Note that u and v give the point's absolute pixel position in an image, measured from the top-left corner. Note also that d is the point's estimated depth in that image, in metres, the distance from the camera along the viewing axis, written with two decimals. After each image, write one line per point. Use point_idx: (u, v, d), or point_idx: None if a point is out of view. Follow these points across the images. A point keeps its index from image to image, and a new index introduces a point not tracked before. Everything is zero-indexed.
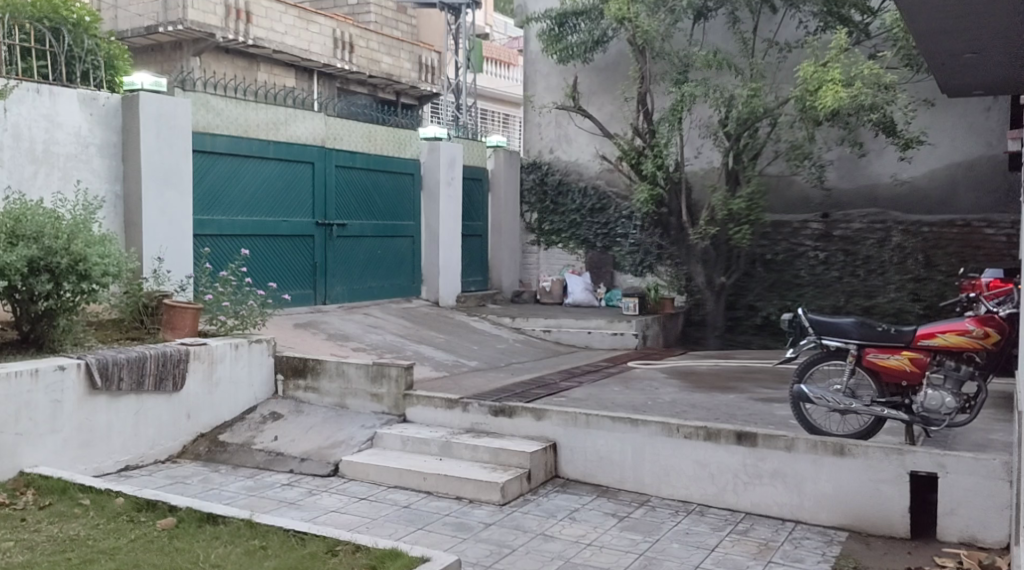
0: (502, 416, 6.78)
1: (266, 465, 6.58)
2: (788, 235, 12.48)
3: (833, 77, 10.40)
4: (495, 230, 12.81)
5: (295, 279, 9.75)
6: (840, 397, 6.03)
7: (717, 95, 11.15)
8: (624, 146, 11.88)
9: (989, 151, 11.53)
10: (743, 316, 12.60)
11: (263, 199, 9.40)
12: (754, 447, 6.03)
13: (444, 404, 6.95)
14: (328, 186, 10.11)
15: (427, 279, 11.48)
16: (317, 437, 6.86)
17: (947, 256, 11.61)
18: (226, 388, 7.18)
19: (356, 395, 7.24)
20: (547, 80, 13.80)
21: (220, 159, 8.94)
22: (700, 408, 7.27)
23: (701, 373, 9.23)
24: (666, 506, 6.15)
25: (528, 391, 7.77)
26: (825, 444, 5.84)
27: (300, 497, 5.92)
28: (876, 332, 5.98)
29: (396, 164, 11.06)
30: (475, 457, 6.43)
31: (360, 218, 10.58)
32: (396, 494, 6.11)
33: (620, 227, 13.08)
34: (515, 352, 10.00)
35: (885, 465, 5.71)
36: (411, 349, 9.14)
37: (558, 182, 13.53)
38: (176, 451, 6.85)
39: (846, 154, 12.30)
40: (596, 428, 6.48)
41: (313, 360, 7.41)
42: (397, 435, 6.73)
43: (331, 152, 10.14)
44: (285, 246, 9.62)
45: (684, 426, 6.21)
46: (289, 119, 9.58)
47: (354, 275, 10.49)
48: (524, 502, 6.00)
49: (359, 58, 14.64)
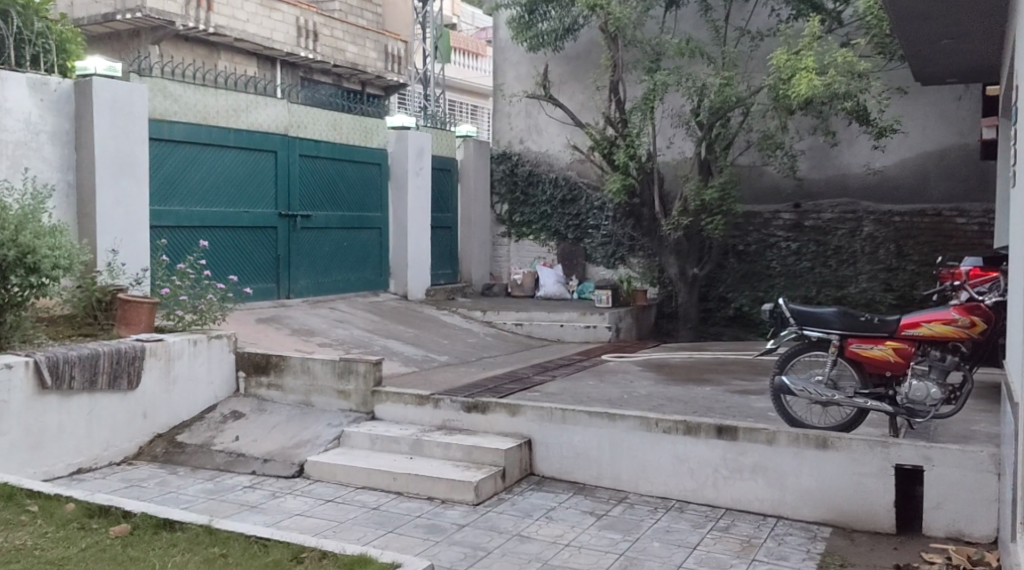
0: (475, 412, 6.54)
1: (227, 466, 6.29)
2: (758, 226, 12.39)
3: (806, 65, 10.24)
4: (464, 222, 12.56)
5: (257, 272, 9.44)
6: (822, 389, 5.84)
7: (690, 84, 10.95)
8: (595, 135, 11.68)
9: (961, 141, 11.47)
10: (714, 308, 12.54)
11: (223, 188, 9.08)
12: (734, 441, 5.84)
13: (414, 400, 6.70)
14: (291, 176, 9.81)
15: (395, 272, 11.20)
16: (280, 437, 6.58)
17: (919, 245, 11.54)
18: (184, 386, 6.88)
19: (322, 391, 6.97)
20: (516, 68, 13.56)
21: (178, 147, 8.62)
22: (678, 402, 7.08)
23: (675, 366, 9.05)
24: (645, 503, 5.95)
25: (500, 385, 7.55)
26: (807, 437, 5.67)
27: (263, 500, 5.65)
28: (860, 322, 5.79)
29: (362, 153, 10.78)
30: (447, 456, 6.19)
31: (325, 209, 10.29)
32: (365, 495, 5.85)
33: (591, 219, 12.90)
34: (487, 346, 9.77)
35: (869, 459, 5.55)
36: (379, 343, 8.88)
37: (528, 173, 13.28)
38: (132, 453, 6.54)
39: (818, 144, 12.16)
40: (572, 424, 6.27)
41: (277, 356, 7.13)
42: (365, 433, 6.46)
43: (294, 139, 9.83)
44: (246, 238, 9.31)
45: (663, 420, 6.01)
46: (251, 106, 9.28)
47: (319, 268, 10.19)
48: (499, 502, 5.78)
49: (324, 47, 14.33)
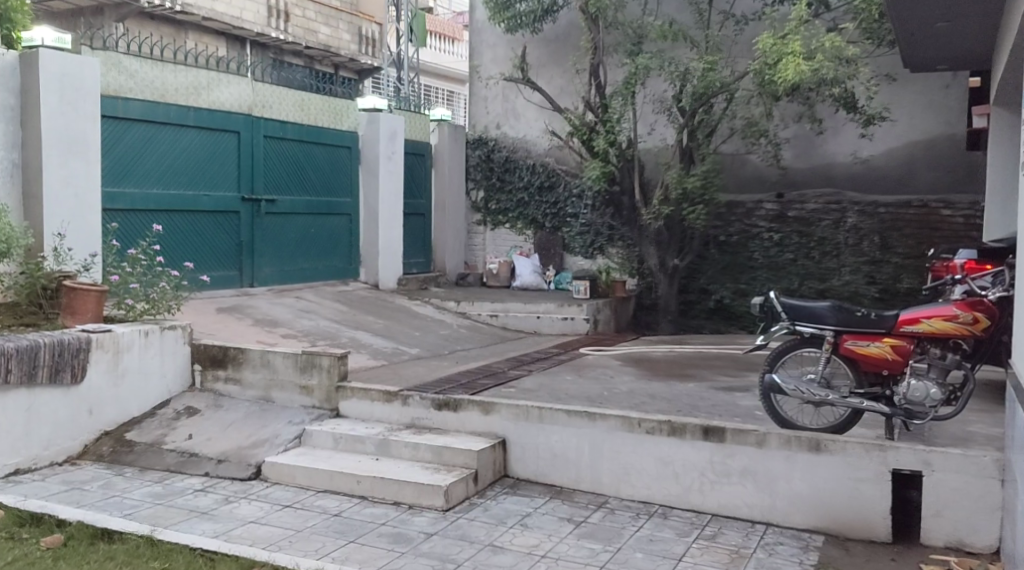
0: (447, 410, 6.15)
1: (177, 467, 5.87)
2: (741, 216, 12.10)
3: (793, 50, 9.86)
4: (439, 210, 12.13)
5: (217, 259, 8.99)
6: (815, 388, 5.48)
7: (672, 68, 10.56)
8: (574, 121, 11.30)
9: (948, 130, 11.16)
10: (695, 300, 12.24)
11: (182, 170, 8.64)
12: (721, 444, 5.49)
13: (381, 397, 6.30)
14: (255, 159, 9.36)
15: (366, 260, 10.78)
16: (237, 435, 6.16)
17: (904, 238, 11.25)
18: (134, 380, 6.45)
19: (283, 387, 6.55)
20: (493, 51, 13.13)
21: (133, 126, 8.20)
22: (660, 400, 6.74)
23: (655, 360, 8.71)
24: (626, 508, 5.58)
25: (473, 381, 7.16)
26: (800, 439, 5.33)
27: (215, 505, 5.24)
28: (857, 318, 5.45)
29: (331, 136, 10.34)
30: (415, 457, 5.80)
31: (292, 193, 9.84)
32: (326, 500, 5.45)
33: (570, 207, 12.49)
34: (459, 338, 9.37)
35: (865, 463, 5.22)
36: (347, 335, 8.47)
37: (505, 159, 12.85)
38: (76, 452, 6.10)
39: (803, 132, 11.83)
40: (550, 423, 5.89)
41: (235, 348, 6.70)
42: (329, 432, 6.05)
43: (258, 121, 9.38)
44: (206, 223, 8.86)
45: (646, 420, 5.64)
46: (212, 84, 8.85)
47: (285, 255, 9.75)
48: (471, 508, 5.39)
49: (296, 28, 13.85)
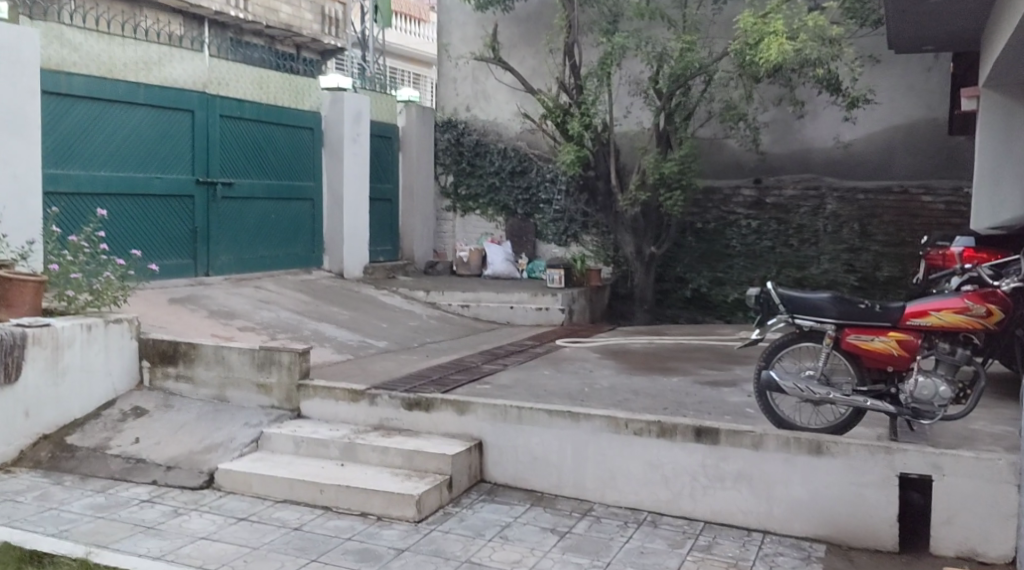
0: (418, 410, 5.70)
1: (122, 475, 5.38)
2: (717, 203, 11.68)
3: (775, 29, 9.45)
4: (406, 196, 11.63)
5: (170, 246, 8.45)
6: (814, 385, 5.09)
7: (649, 49, 10.13)
8: (548, 103, 10.79)
9: (929, 114, 10.85)
10: (671, 289, 11.89)
11: (131, 151, 8.10)
12: (715, 446, 5.09)
13: (346, 396, 5.83)
14: (211, 140, 8.82)
15: (330, 247, 10.28)
16: (188, 439, 5.68)
17: (884, 225, 10.97)
18: (76, 378, 5.93)
19: (239, 385, 6.07)
20: (462, 29, 12.66)
21: (78, 102, 7.68)
22: (645, 396, 6.34)
23: (634, 353, 8.31)
24: (613, 516, 5.17)
25: (445, 377, 6.73)
26: (799, 441, 4.93)
27: (163, 518, 4.77)
28: (858, 310, 5.04)
29: (293, 116, 9.82)
30: (384, 462, 5.35)
31: (250, 176, 9.30)
32: (287, 511, 4.99)
33: (543, 192, 12.06)
34: (429, 330, 8.91)
35: (870, 467, 4.84)
36: (309, 327, 7.97)
37: (475, 142, 12.36)
38: (10, 458, 5.58)
39: (782, 116, 11.43)
40: (529, 424, 5.46)
41: (186, 343, 6.21)
42: (288, 436, 5.58)
43: (213, 99, 8.84)
44: (157, 208, 8.32)
45: (633, 421, 5.23)
46: (163, 59, 8.34)
47: (243, 242, 9.22)
48: (445, 519, 4.95)
49: (255, 6, 13.24)
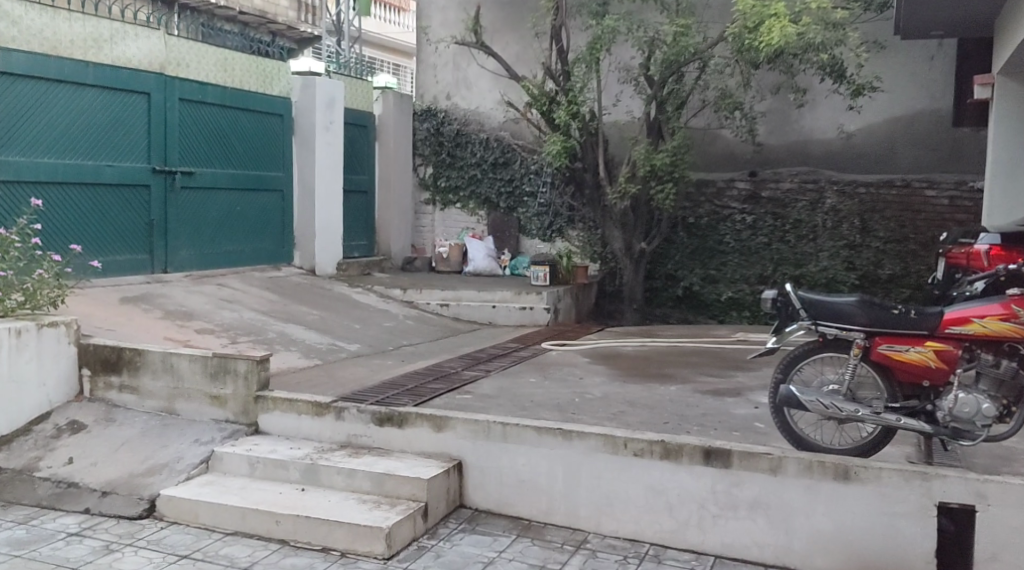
0: (390, 425, 5.06)
1: (51, 502, 4.79)
2: (710, 196, 11.10)
3: (776, 12, 8.82)
4: (383, 187, 10.96)
5: (122, 241, 7.77)
6: (840, 402, 4.48)
7: (639, 33, 9.60)
8: (533, 90, 10.15)
9: (933, 105, 10.30)
10: (661, 288, 11.21)
11: (79, 136, 7.42)
12: (726, 469, 4.48)
13: (309, 410, 5.19)
14: (169, 124, 8.13)
15: (300, 242, 9.60)
16: (129, 459, 5.05)
17: (884, 221, 10.41)
18: (4, 390, 5.27)
19: (188, 397, 5.42)
20: (443, 13, 12.03)
21: (19, 81, 7.01)
22: (642, 409, 5.72)
23: (627, 357, 7.70)
24: (611, 549, 4.55)
25: (421, 386, 6.09)
26: (823, 465, 4.34)
27: (91, 557, 4.20)
28: (889, 316, 4.47)
29: (260, 102, 9.13)
30: (351, 487, 4.71)
31: (212, 164, 8.61)
32: (236, 546, 4.39)
33: (527, 185, 11.42)
34: (405, 332, 8.25)
35: (905, 495, 4.24)
36: (274, 329, 7.31)
37: (456, 132, 11.68)
38: None
39: (781, 105, 10.85)
40: (516, 444, 4.83)
41: (130, 350, 5.54)
42: (242, 456, 4.93)
43: (172, 80, 8.15)
44: (108, 199, 7.64)
45: (634, 441, 4.61)
46: (116, 36, 7.65)
47: (204, 237, 8.54)
48: (418, 555, 4.34)
49: None
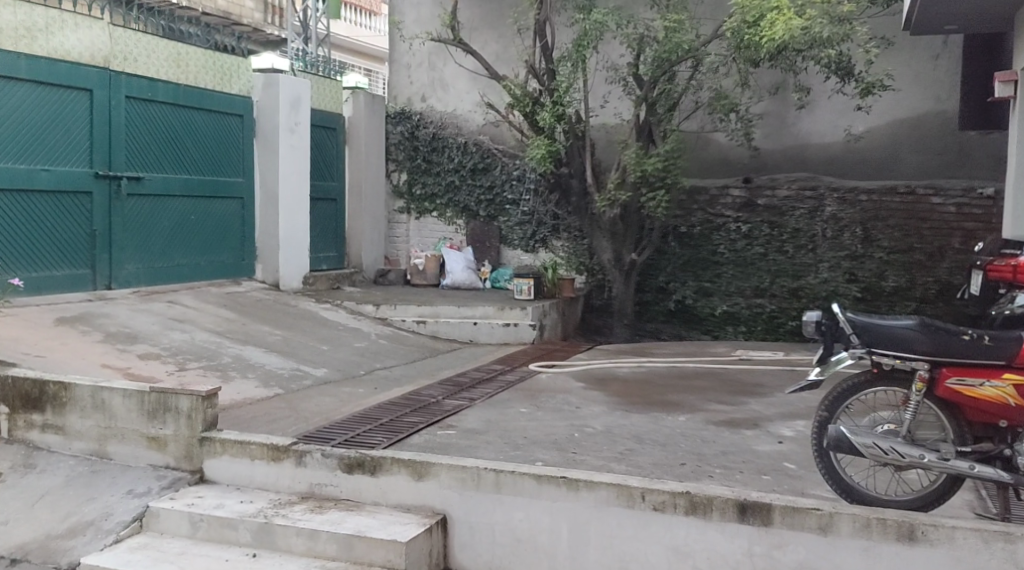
0: (360, 473, 4.26)
1: None
2: (703, 204, 10.29)
3: (778, 5, 8.13)
4: (353, 195, 10.18)
5: (58, 254, 6.92)
6: (900, 446, 3.75)
7: (630, 29, 8.82)
8: (515, 90, 9.38)
9: (938, 107, 9.68)
10: (651, 300, 10.50)
11: (6, 136, 6.56)
12: (765, 528, 3.73)
13: (265, 454, 4.38)
14: (113, 124, 7.29)
15: (263, 254, 8.78)
16: (47, 516, 4.21)
17: (888, 229, 9.63)
18: None
19: (123, 439, 4.60)
20: (417, 9, 11.27)
21: None
22: (652, 446, 4.96)
23: (624, 381, 6.94)
24: None
25: (397, 420, 5.30)
26: (883, 523, 3.60)
27: None
28: (955, 343, 3.74)
29: (217, 101, 8.32)
30: (313, 551, 3.92)
31: (163, 169, 7.77)
32: None
33: (508, 192, 10.66)
34: (378, 353, 7.45)
35: (983, 560, 3.51)
36: (230, 352, 6.50)
37: (432, 136, 10.89)
38: None
39: (779, 107, 10.18)
40: (511, 496, 4.05)
41: (55, 383, 4.71)
42: (182, 513, 4.13)
43: (116, 76, 7.32)
44: (41, 207, 6.79)
45: (653, 493, 3.85)
46: (53, 25, 6.83)
47: (153, 249, 7.70)
48: None
49: None
